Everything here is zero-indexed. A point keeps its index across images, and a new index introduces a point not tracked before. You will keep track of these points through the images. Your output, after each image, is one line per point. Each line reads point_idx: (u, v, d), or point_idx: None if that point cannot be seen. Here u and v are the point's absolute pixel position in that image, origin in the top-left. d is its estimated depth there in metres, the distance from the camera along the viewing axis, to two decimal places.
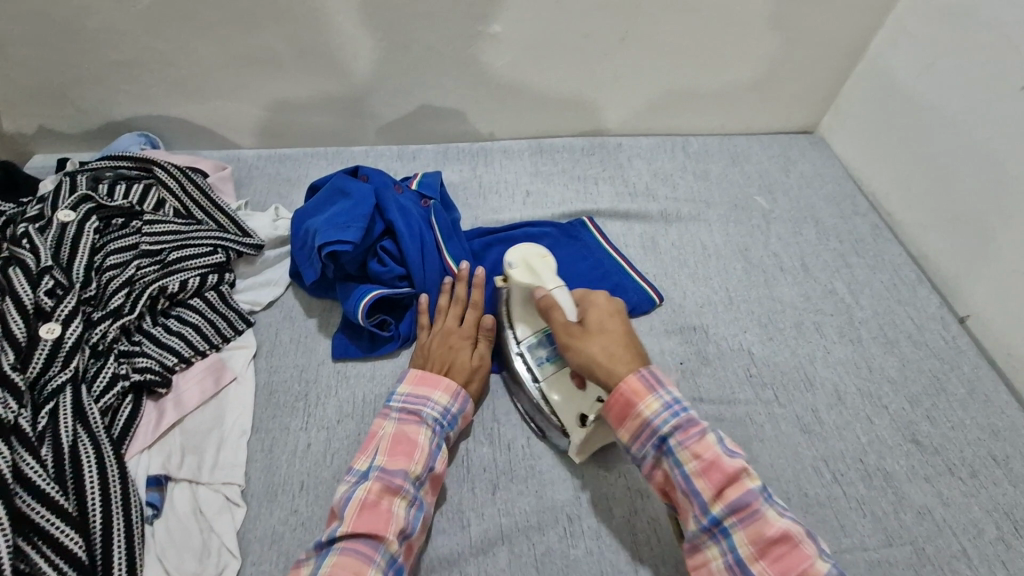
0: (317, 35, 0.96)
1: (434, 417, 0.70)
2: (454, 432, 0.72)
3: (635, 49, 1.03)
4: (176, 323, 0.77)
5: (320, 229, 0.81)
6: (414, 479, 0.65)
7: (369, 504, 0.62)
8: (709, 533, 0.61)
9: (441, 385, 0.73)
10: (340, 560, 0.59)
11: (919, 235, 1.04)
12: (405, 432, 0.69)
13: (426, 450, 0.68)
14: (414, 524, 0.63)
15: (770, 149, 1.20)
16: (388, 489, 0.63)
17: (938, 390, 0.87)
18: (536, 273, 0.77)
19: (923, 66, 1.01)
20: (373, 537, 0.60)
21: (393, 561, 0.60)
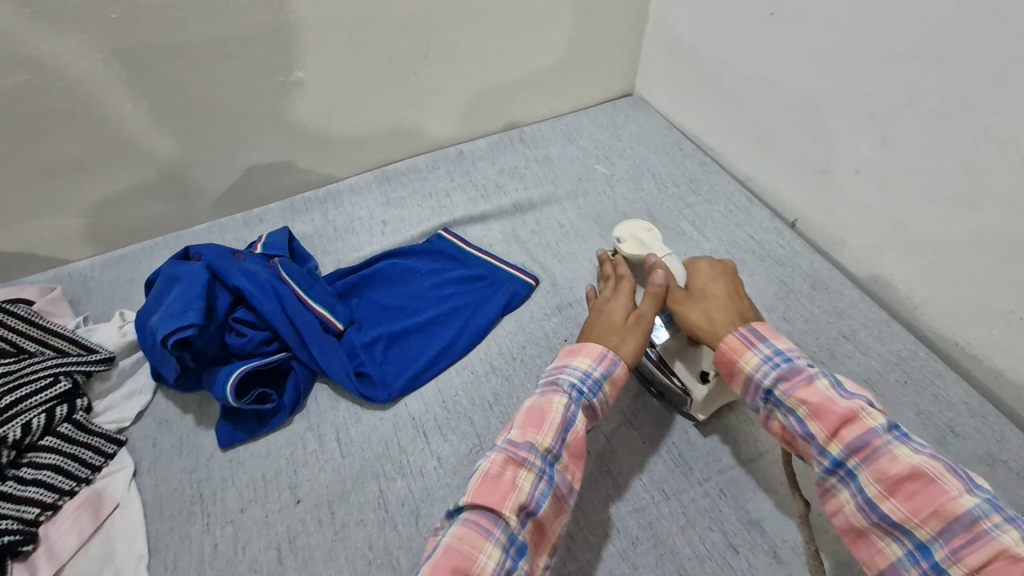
0: (110, 128, 0.91)
1: (573, 382, 0.64)
2: (600, 397, 0.65)
3: (440, 62, 1.06)
4: (30, 470, 0.71)
5: (160, 323, 0.76)
6: (542, 452, 0.59)
7: (492, 476, 0.57)
8: (894, 536, 0.54)
9: (585, 349, 0.67)
10: (454, 538, 0.54)
11: (739, 160, 1.15)
12: (540, 403, 0.63)
13: (559, 418, 0.61)
14: (540, 500, 0.58)
15: (598, 119, 1.28)
16: (512, 460, 0.58)
17: (787, 291, 0.96)
18: (646, 245, 0.80)
19: (694, 15, 1.12)
20: (492, 511, 0.55)
21: (513, 539, 0.55)
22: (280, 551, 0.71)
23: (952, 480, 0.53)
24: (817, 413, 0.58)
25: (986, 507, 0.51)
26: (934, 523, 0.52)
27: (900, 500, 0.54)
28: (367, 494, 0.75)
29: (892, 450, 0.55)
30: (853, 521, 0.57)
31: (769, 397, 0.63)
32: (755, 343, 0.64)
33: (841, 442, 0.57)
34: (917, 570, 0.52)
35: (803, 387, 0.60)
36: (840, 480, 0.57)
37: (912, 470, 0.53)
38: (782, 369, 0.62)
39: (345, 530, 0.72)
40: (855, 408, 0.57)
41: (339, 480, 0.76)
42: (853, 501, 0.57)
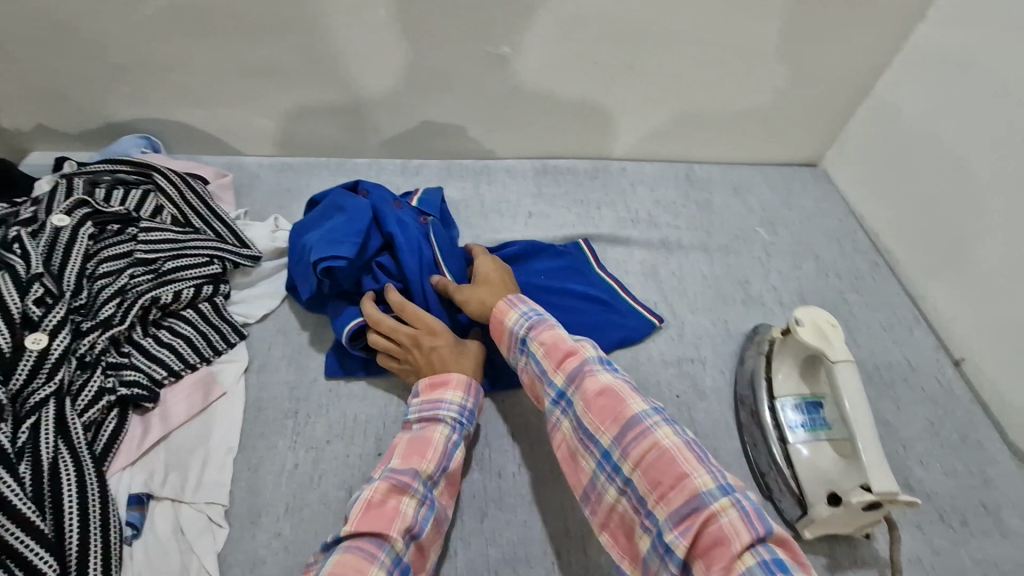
0: (325, 49, 0.95)
1: (450, 418, 0.70)
2: (471, 429, 0.72)
3: (642, 78, 1.04)
4: (167, 335, 0.76)
5: (315, 245, 0.79)
6: (425, 479, 0.64)
7: (376, 504, 0.60)
8: (642, 519, 0.59)
9: (452, 382, 0.72)
10: (338, 566, 0.55)
11: (917, 274, 1.05)
12: (421, 433, 0.68)
13: (441, 449, 0.67)
14: (423, 524, 0.62)
15: (773, 181, 1.20)
16: (396, 488, 0.62)
17: (932, 435, 0.86)
18: (825, 338, 0.77)
19: (926, 109, 1.02)
20: (377, 536, 0.58)
21: (398, 560, 0.58)
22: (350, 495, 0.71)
23: (633, 393, 0.63)
24: (547, 350, 0.68)
25: (650, 412, 0.61)
26: (613, 430, 0.61)
27: (594, 414, 0.63)
28: None
29: (594, 375, 0.65)
30: (568, 447, 0.66)
31: (523, 345, 0.72)
32: (518, 305, 0.75)
33: (561, 373, 0.66)
34: (604, 473, 0.62)
35: (543, 331, 0.70)
36: (562, 413, 0.66)
37: (602, 388, 0.63)
38: (534, 321, 0.72)
39: None
40: (576, 345, 0.68)
41: None
42: (570, 427, 0.66)
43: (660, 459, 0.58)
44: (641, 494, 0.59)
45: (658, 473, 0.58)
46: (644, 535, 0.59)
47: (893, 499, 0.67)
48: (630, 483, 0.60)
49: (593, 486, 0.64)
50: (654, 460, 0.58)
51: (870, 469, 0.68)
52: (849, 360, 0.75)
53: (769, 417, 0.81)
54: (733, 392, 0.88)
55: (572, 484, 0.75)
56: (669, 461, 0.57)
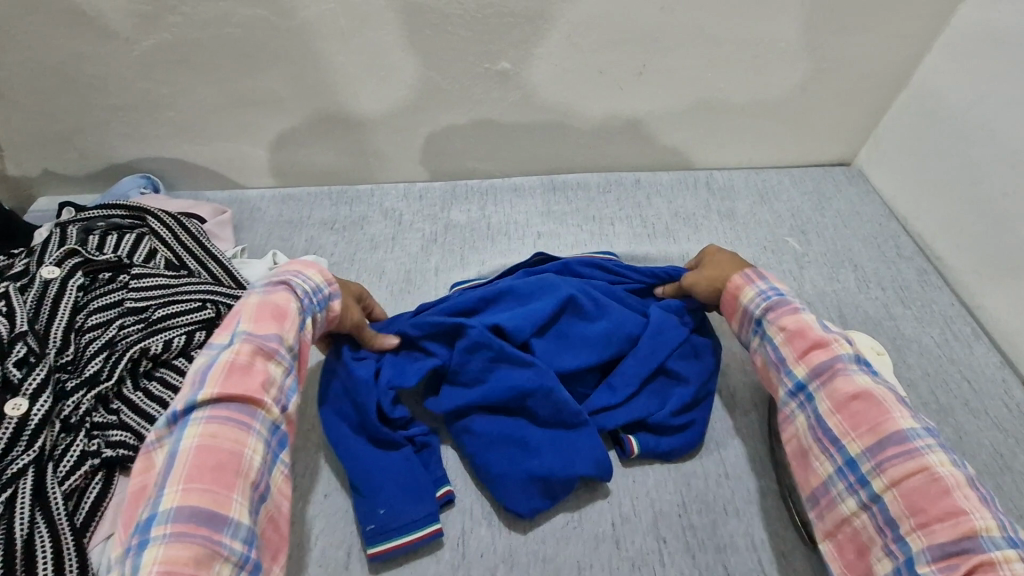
0: (318, 75, 0.92)
1: (303, 291, 0.65)
2: (326, 311, 0.68)
3: (654, 83, 0.97)
4: (158, 387, 0.71)
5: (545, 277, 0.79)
6: (287, 348, 0.61)
7: (238, 366, 0.57)
8: (885, 537, 0.56)
9: (315, 266, 0.69)
10: (209, 430, 0.54)
11: (974, 281, 0.94)
12: (270, 297, 0.63)
13: (297, 318, 0.63)
14: (289, 395, 0.61)
15: (803, 184, 1.11)
16: (260, 351, 0.59)
17: (1003, 469, 0.76)
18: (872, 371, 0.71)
19: (976, 97, 0.92)
20: (248, 404, 0.56)
21: (274, 429, 0.58)
22: (350, 555, 0.67)
23: (897, 406, 0.59)
24: (791, 337, 0.66)
25: (921, 432, 0.57)
26: (867, 439, 0.59)
27: (843, 417, 0.60)
28: (448, 528, 0.69)
29: (847, 374, 0.62)
30: (801, 443, 0.64)
31: (759, 328, 0.70)
32: (756, 281, 0.71)
33: (805, 364, 0.64)
34: (844, 483, 0.59)
35: (786, 314, 0.67)
36: (799, 407, 0.64)
37: (857, 391, 0.60)
38: (774, 301, 0.69)
39: (417, 559, 0.67)
40: (828, 338, 0.64)
41: None
42: (806, 425, 0.63)
43: (927, 485, 0.54)
44: (891, 515, 0.55)
45: (921, 498, 0.54)
46: (883, 558, 0.56)
47: None
48: (879, 500, 0.57)
49: (827, 488, 0.61)
50: (918, 484, 0.55)
51: None
52: None
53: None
54: (767, 426, 0.78)
55: (590, 537, 0.69)
56: (939, 490, 0.54)
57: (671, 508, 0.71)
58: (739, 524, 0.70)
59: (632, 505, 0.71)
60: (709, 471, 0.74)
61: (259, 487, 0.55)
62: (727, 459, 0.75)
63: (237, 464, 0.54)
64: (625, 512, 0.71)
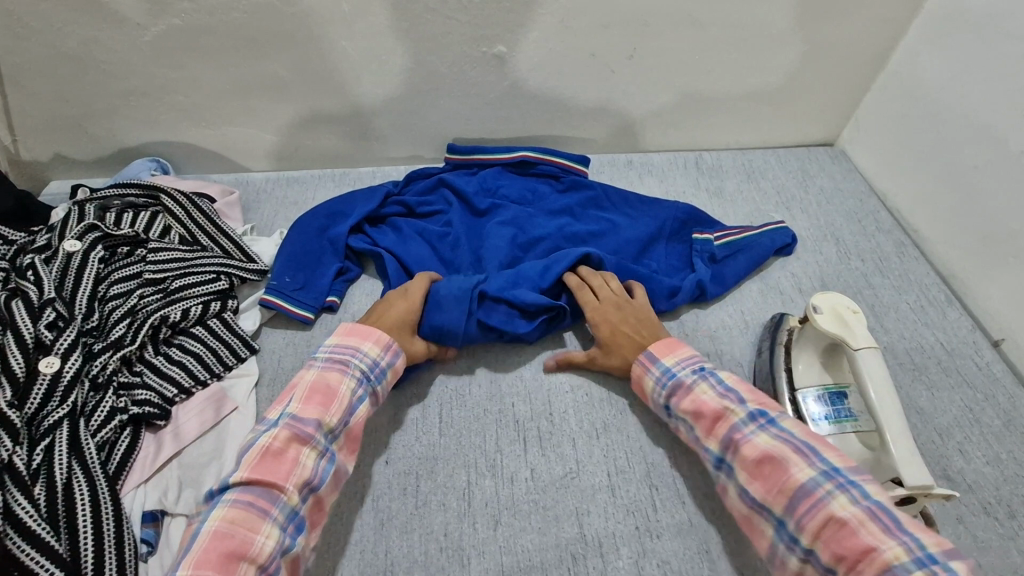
0: (322, 60, 0.96)
1: (358, 369, 0.70)
2: (382, 387, 0.72)
3: (644, 66, 1.01)
4: (177, 352, 0.76)
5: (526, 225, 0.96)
6: (327, 431, 0.65)
7: (275, 451, 0.61)
8: None
9: (373, 337, 0.73)
10: (230, 514, 0.56)
11: (948, 252, 1.00)
12: (324, 380, 0.68)
13: (346, 401, 0.67)
14: (323, 476, 0.63)
15: (787, 164, 1.16)
16: (297, 437, 0.62)
17: (972, 422, 0.81)
18: (845, 324, 0.73)
19: (948, 77, 0.97)
20: (270, 489, 0.59)
21: (292, 515, 0.60)
22: (362, 505, 0.72)
23: (796, 458, 0.62)
24: (696, 417, 0.70)
25: (820, 477, 0.60)
26: (781, 499, 0.61)
27: (759, 482, 0.63)
28: (454, 480, 0.74)
29: (748, 440, 0.65)
30: (741, 512, 0.65)
31: (670, 411, 0.74)
32: (650, 366, 0.76)
33: (716, 438, 0.68)
34: (784, 543, 0.60)
35: (685, 396, 0.71)
36: (726, 477, 0.67)
37: (761, 454, 0.63)
38: (672, 385, 0.73)
39: (425, 508, 0.72)
40: (723, 408, 0.68)
41: (431, 457, 0.76)
42: (735, 492, 0.66)
43: (838, 532, 0.56)
44: (826, 566, 0.57)
45: (839, 544, 0.56)
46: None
47: (926, 493, 0.62)
48: (813, 555, 0.58)
49: (773, 553, 0.61)
50: (834, 532, 0.56)
51: (900, 460, 0.63)
52: (872, 346, 0.71)
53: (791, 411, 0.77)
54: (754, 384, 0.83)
55: (587, 487, 0.73)
56: (851, 533, 0.56)
57: (664, 461, 0.76)
58: None
59: (627, 459, 0.76)
60: None
61: (267, 570, 0.56)
62: None
63: (246, 550, 0.55)
64: (620, 464, 0.75)
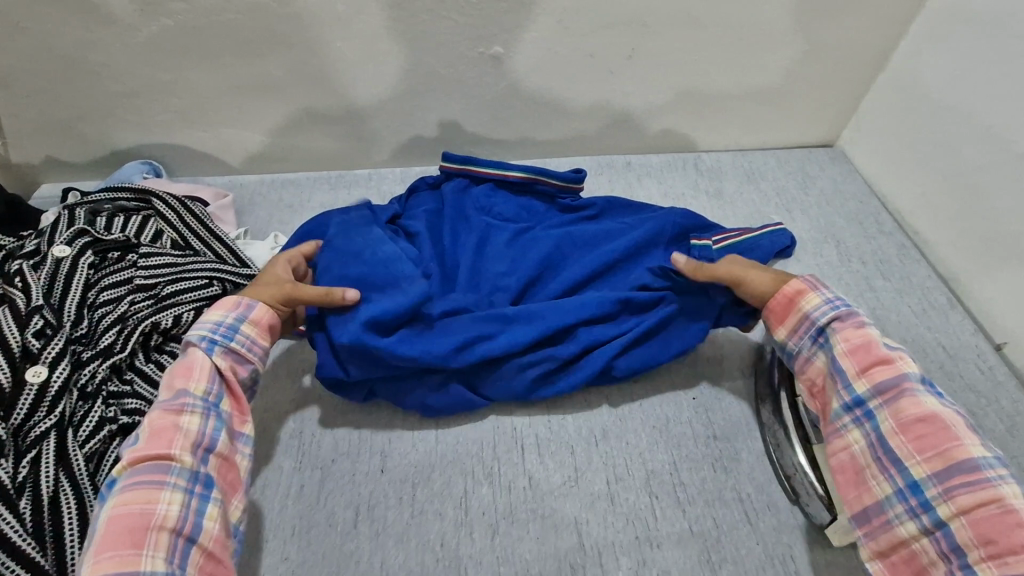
0: (317, 61, 0.95)
1: (202, 334, 0.66)
2: (240, 341, 0.68)
3: (644, 67, 1.00)
4: (169, 360, 0.74)
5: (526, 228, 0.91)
6: (200, 396, 0.63)
7: (153, 428, 0.60)
8: (944, 556, 0.58)
9: (219, 303, 0.69)
10: (125, 496, 0.56)
11: (950, 254, 0.99)
12: (182, 359, 0.66)
13: (208, 365, 0.65)
14: (215, 435, 0.62)
15: (787, 165, 1.15)
16: (170, 409, 0.61)
17: (974, 427, 0.80)
18: None
19: (950, 78, 0.96)
20: (157, 463, 0.58)
21: (193, 476, 0.59)
22: (357, 515, 0.70)
23: (966, 431, 0.60)
24: (853, 352, 0.66)
25: (990, 459, 0.58)
26: (933, 464, 0.59)
27: (908, 439, 0.61)
28: (451, 489, 0.73)
29: (915, 396, 0.62)
30: (854, 460, 0.65)
31: (817, 337, 0.69)
32: (819, 287, 0.71)
33: (866, 380, 0.64)
34: (904, 505, 0.60)
35: (851, 328, 0.67)
36: (854, 424, 0.65)
37: (928, 414, 0.61)
38: (842, 311, 0.69)
39: (422, 517, 0.70)
40: (892, 355, 0.65)
41: (427, 465, 0.74)
42: (863, 442, 0.64)
43: (997, 516, 0.55)
44: (957, 542, 0.57)
45: (991, 527, 0.55)
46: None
47: None
48: (944, 526, 0.58)
49: (880, 510, 0.62)
50: (990, 514, 0.55)
51: None
52: None
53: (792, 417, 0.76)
54: (754, 389, 0.82)
55: (587, 495, 0.72)
56: (1011, 520, 0.55)
57: (664, 468, 0.75)
58: (726, 481, 0.74)
59: (626, 466, 0.75)
60: (698, 433, 0.78)
61: (184, 531, 0.56)
62: (714, 422, 0.79)
63: (149, 522, 0.55)
64: (619, 472, 0.74)
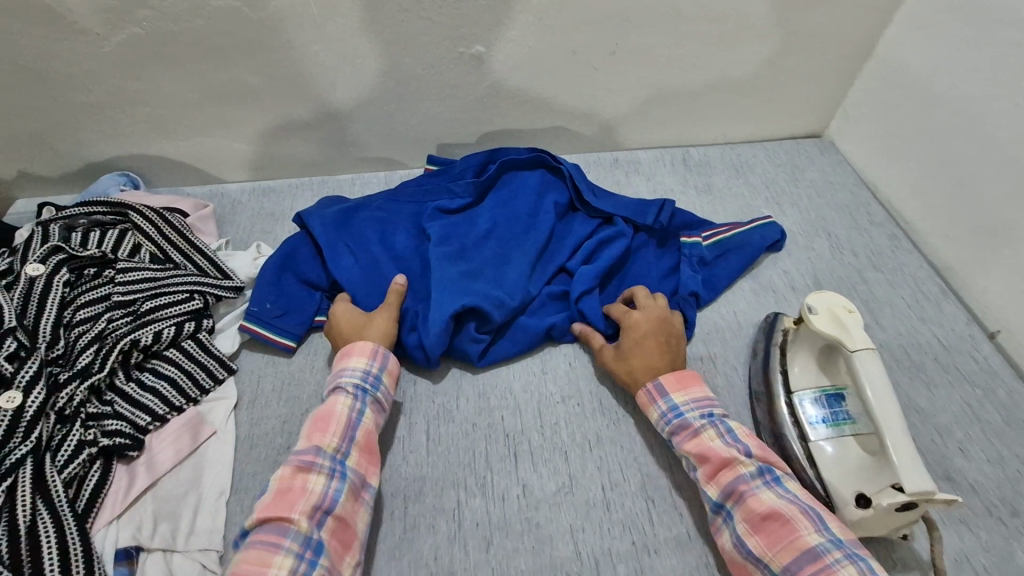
0: (294, 66, 0.93)
1: (351, 385, 0.70)
2: (382, 392, 0.71)
3: (627, 62, 0.98)
4: (150, 377, 0.73)
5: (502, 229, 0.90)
6: (331, 454, 0.64)
7: (282, 486, 0.61)
8: None
9: (356, 351, 0.72)
10: (245, 556, 0.56)
11: (941, 244, 0.98)
12: (324, 411, 0.68)
13: (345, 419, 0.67)
14: (336, 496, 0.61)
15: (776, 157, 1.14)
16: (300, 468, 0.62)
17: (971, 418, 0.79)
18: (843, 327, 0.70)
19: (936, 65, 0.95)
20: (279, 523, 0.58)
21: (306, 541, 0.57)
22: None
23: (804, 519, 0.59)
24: (700, 460, 0.66)
25: (830, 544, 0.57)
26: (786, 560, 0.58)
27: (761, 538, 0.60)
28: (443, 501, 0.71)
29: (755, 494, 0.62)
30: (730, 561, 0.63)
31: (670, 447, 0.71)
32: (658, 398, 0.72)
33: (716, 486, 0.65)
34: None
35: (688, 438, 0.68)
36: (723, 523, 0.64)
37: (769, 510, 0.60)
38: (675, 423, 0.70)
39: (414, 532, 0.69)
40: (731, 456, 0.65)
41: (419, 478, 0.73)
42: (731, 542, 0.63)
43: None
44: None
45: None
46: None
47: (930, 498, 0.60)
48: None
49: None
50: None
51: (901, 466, 0.61)
52: (871, 347, 0.68)
53: (786, 413, 0.74)
54: (748, 388, 0.80)
55: (582, 502, 0.71)
56: None
57: (659, 472, 0.74)
58: None
59: (621, 471, 0.74)
60: None
61: None
62: None
63: None
64: (614, 477, 0.73)
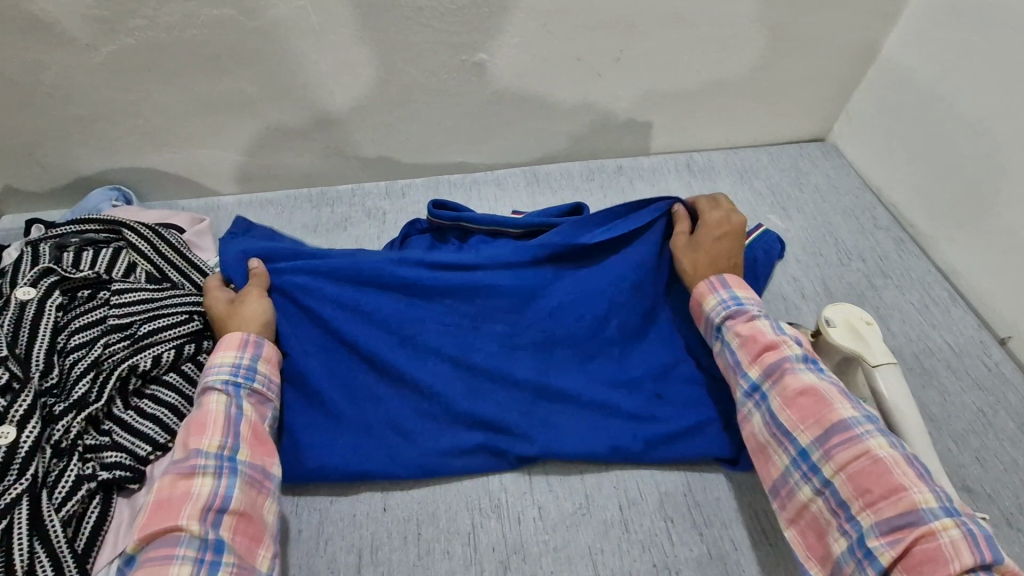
0: (291, 76, 0.90)
1: (223, 379, 0.65)
2: (260, 381, 0.68)
3: (631, 68, 0.97)
4: (150, 405, 0.69)
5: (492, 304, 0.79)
6: (213, 450, 0.61)
7: (164, 498, 0.58)
8: (835, 514, 0.58)
9: (236, 338, 0.69)
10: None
11: (948, 247, 0.98)
12: (199, 407, 0.64)
13: (222, 416, 0.63)
14: (227, 492, 0.59)
15: (780, 162, 1.13)
16: (181, 474, 0.59)
17: (986, 426, 0.79)
18: (861, 340, 0.70)
19: (940, 69, 0.94)
20: (167, 532, 0.56)
21: (203, 542, 0.56)
22: (361, 559, 0.67)
23: (837, 397, 0.61)
24: (746, 343, 0.68)
25: (861, 419, 0.59)
26: (814, 431, 0.60)
27: (792, 413, 0.62)
28: (458, 525, 0.69)
29: (794, 372, 0.64)
30: (758, 440, 0.65)
31: (718, 334, 0.72)
32: (718, 288, 0.73)
33: (758, 367, 0.66)
34: (799, 473, 0.61)
35: (742, 322, 0.69)
36: (754, 406, 0.66)
37: (804, 387, 0.62)
38: (734, 309, 0.71)
39: (429, 558, 0.67)
40: (778, 341, 0.67)
41: (431, 499, 0.71)
42: (760, 423, 0.65)
43: (870, 467, 0.56)
44: (842, 499, 0.57)
45: (865, 481, 0.56)
46: (838, 538, 0.57)
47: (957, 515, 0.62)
48: (830, 485, 0.58)
49: (786, 483, 0.62)
50: (861, 466, 0.56)
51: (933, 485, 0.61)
52: (891, 360, 0.68)
53: None
54: None
55: (600, 523, 0.70)
56: (883, 470, 0.56)
57: (677, 488, 0.72)
58: (741, 497, 0.72)
59: (638, 489, 0.72)
60: None
61: None
62: None
63: None
64: (631, 496, 0.72)
